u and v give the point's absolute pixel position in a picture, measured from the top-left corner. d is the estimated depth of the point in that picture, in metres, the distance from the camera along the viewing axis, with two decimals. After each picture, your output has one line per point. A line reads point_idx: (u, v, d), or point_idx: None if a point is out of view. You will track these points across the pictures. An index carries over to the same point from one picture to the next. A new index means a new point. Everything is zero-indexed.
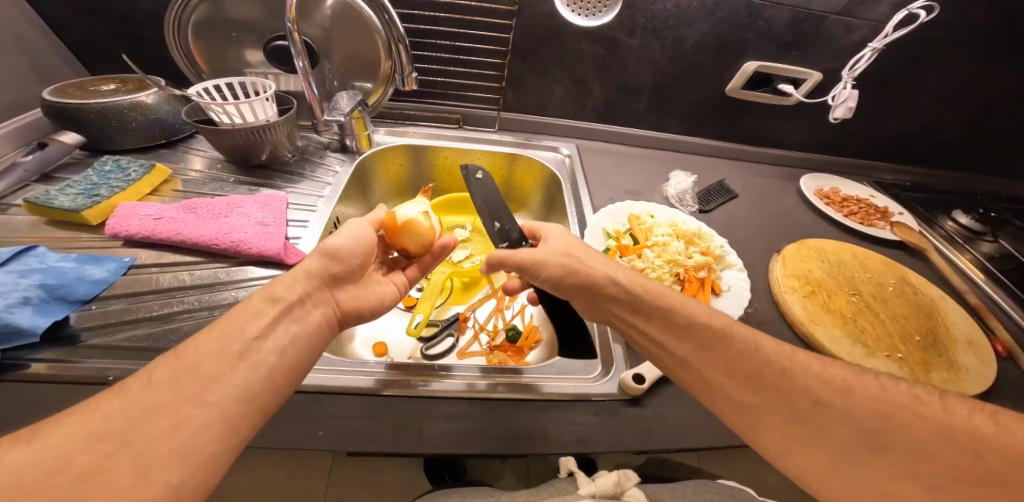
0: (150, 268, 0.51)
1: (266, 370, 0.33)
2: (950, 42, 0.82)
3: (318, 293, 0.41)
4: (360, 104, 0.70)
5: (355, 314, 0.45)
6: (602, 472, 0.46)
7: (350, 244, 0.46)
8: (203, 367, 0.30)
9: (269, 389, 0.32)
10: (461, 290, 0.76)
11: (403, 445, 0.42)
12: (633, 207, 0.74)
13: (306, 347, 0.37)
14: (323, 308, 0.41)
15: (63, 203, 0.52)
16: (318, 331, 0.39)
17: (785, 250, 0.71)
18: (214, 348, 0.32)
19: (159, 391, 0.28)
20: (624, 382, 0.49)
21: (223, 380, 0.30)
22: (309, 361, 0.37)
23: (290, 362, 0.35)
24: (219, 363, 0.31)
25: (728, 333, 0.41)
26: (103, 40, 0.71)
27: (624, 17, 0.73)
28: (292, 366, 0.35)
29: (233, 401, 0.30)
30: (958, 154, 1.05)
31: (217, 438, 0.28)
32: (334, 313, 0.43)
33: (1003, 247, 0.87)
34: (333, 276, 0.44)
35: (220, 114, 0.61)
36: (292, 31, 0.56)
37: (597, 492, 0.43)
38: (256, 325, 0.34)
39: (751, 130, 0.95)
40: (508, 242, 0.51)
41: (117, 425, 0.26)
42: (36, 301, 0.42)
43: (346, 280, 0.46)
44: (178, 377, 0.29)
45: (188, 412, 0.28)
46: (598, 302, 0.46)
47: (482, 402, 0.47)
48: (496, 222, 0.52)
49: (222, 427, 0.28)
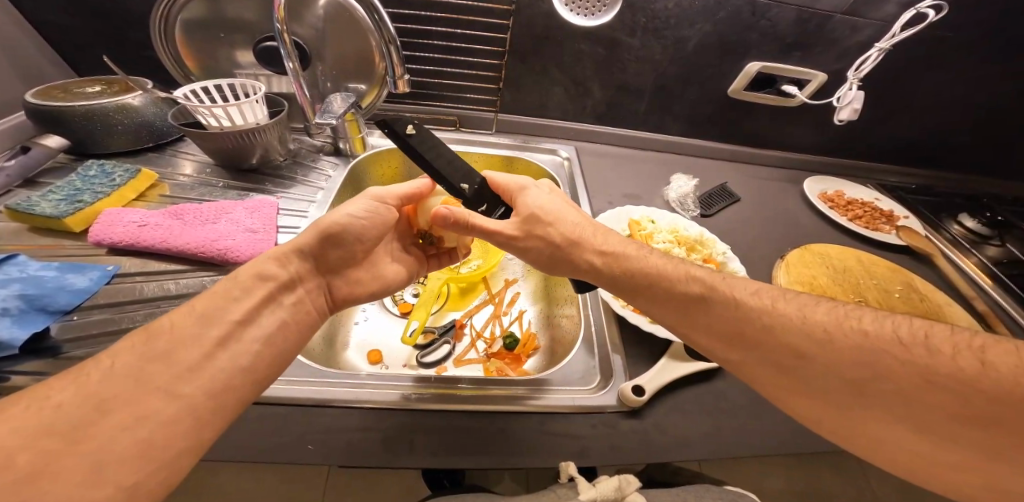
0: (134, 276, 0.49)
1: (246, 362, 0.34)
2: (959, 42, 0.80)
3: (310, 277, 0.43)
4: (353, 106, 0.67)
5: (347, 300, 0.47)
6: (599, 475, 0.42)
7: (358, 225, 0.46)
8: (174, 355, 0.30)
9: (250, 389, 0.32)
10: (458, 295, 0.74)
11: (394, 459, 0.40)
12: (632, 211, 0.71)
13: None
14: (316, 296, 0.43)
15: (45, 209, 0.51)
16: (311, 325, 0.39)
17: (790, 257, 0.69)
18: (173, 337, 0.31)
19: (128, 384, 0.28)
20: (624, 395, 0.47)
21: (200, 373, 0.31)
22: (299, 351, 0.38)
23: (268, 358, 0.35)
24: (193, 356, 0.31)
25: (729, 313, 0.40)
26: (82, 37, 0.69)
27: (624, 17, 0.71)
28: (269, 364, 0.35)
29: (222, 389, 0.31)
30: (962, 155, 1.03)
31: (186, 436, 0.28)
32: (326, 301, 0.44)
33: (1010, 251, 0.84)
34: (320, 257, 0.44)
35: (207, 117, 0.58)
36: (280, 31, 0.54)
37: (598, 497, 0.38)
38: (200, 329, 0.33)
39: (754, 131, 0.93)
40: (485, 204, 0.50)
41: (70, 423, 0.25)
42: (15, 312, 0.41)
43: (345, 265, 0.47)
44: (157, 368, 0.29)
45: (165, 400, 0.28)
46: (599, 271, 0.45)
47: (474, 414, 0.45)
48: (462, 183, 0.49)
49: (191, 422, 0.29)
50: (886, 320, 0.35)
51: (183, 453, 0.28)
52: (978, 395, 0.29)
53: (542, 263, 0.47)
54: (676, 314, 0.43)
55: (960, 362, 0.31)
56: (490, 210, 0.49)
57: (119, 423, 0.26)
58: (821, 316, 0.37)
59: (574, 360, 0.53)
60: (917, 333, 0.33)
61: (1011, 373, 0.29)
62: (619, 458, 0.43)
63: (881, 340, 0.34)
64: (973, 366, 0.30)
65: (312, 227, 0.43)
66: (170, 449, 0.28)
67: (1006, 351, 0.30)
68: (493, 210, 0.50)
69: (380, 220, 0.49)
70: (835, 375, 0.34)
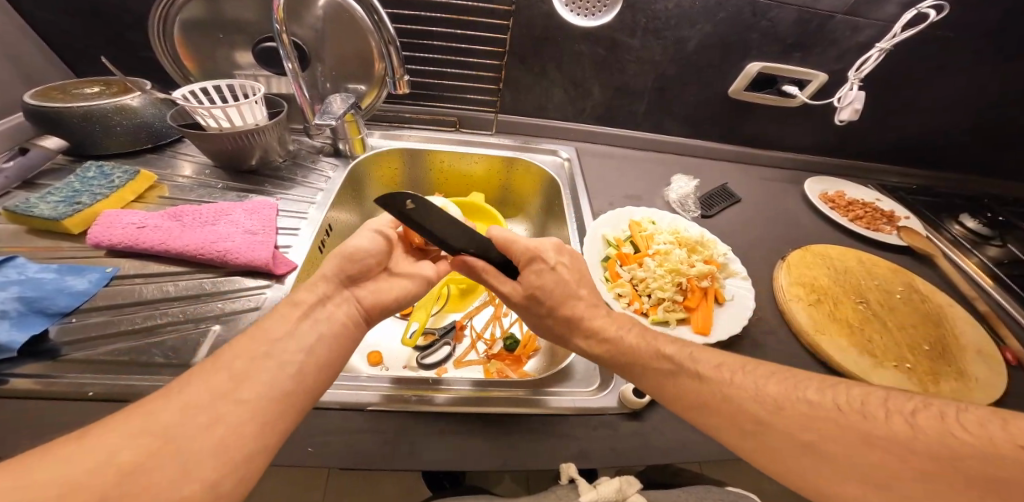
0: (133, 278, 0.49)
1: (294, 369, 0.33)
2: (960, 42, 0.79)
3: (337, 292, 0.41)
4: (353, 107, 0.67)
5: (380, 309, 0.43)
6: (600, 476, 0.42)
7: (370, 244, 0.45)
8: (232, 366, 0.31)
9: (298, 393, 0.32)
10: (458, 296, 0.73)
11: (393, 461, 0.40)
12: (634, 213, 0.71)
13: (335, 345, 0.37)
14: (346, 306, 0.40)
15: (44, 211, 0.50)
16: (347, 329, 0.39)
17: (790, 257, 0.69)
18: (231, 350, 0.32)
19: (195, 394, 0.29)
20: (624, 396, 0.47)
21: (258, 379, 0.31)
22: (342, 360, 0.37)
23: (318, 363, 0.35)
24: (251, 365, 0.32)
25: None
26: (80, 38, 0.69)
27: (624, 17, 0.71)
28: (320, 370, 0.34)
29: (268, 397, 0.30)
30: (962, 156, 1.03)
31: (254, 438, 0.28)
32: (358, 311, 0.41)
33: (1011, 251, 0.84)
34: (350, 276, 0.42)
35: (206, 118, 0.58)
36: (280, 32, 0.54)
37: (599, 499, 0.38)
38: None
39: (754, 132, 0.93)
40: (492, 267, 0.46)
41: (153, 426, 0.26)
42: (14, 314, 0.41)
43: (366, 277, 0.44)
44: (202, 377, 0.30)
45: (232, 405, 0.29)
46: None
47: (474, 416, 0.45)
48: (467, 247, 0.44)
49: (256, 427, 0.29)
50: (825, 389, 0.35)
51: (253, 455, 0.28)
52: (916, 458, 0.29)
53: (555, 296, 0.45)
54: (625, 371, 0.42)
55: (887, 425, 0.31)
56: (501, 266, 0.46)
57: (181, 424, 0.27)
58: (773, 387, 0.36)
59: (575, 361, 0.53)
60: (853, 401, 0.34)
61: (938, 437, 0.29)
62: (620, 460, 0.43)
63: (824, 410, 0.34)
64: (911, 427, 0.30)
65: (331, 255, 0.42)
66: (242, 451, 0.28)
67: (932, 415, 0.31)
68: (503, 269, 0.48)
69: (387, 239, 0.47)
70: (790, 439, 0.33)
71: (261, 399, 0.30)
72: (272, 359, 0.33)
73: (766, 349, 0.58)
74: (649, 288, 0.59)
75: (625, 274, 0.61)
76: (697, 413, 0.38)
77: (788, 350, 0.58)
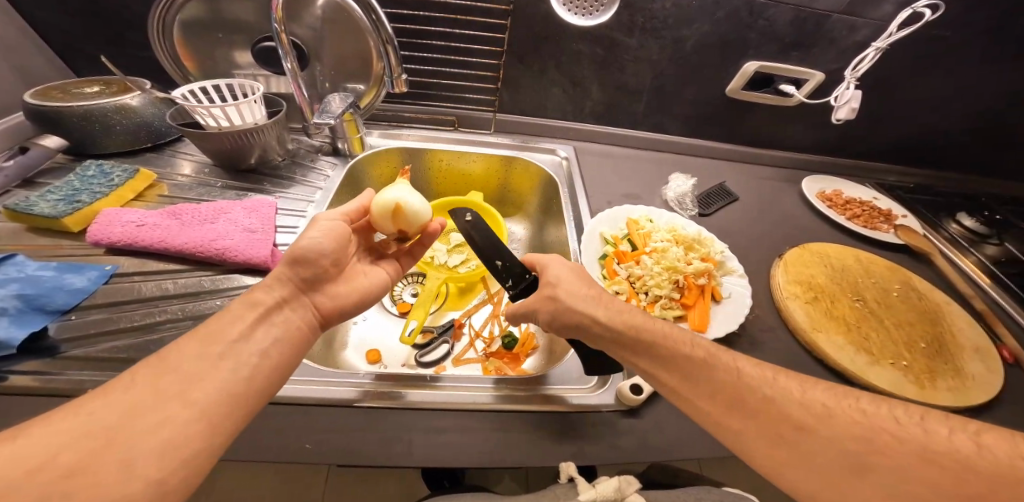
0: (132, 276, 0.49)
1: (247, 372, 0.34)
2: (956, 41, 0.80)
3: (295, 296, 0.42)
4: (352, 106, 0.68)
5: (337, 312, 0.46)
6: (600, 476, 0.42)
7: (321, 242, 0.44)
8: (180, 366, 0.31)
9: (250, 394, 0.33)
10: (456, 295, 0.74)
11: (390, 458, 0.40)
12: (632, 211, 0.72)
13: (287, 348, 0.38)
14: (302, 311, 0.42)
15: (44, 209, 0.51)
16: (301, 334, 0.40)
17: (786, 255, 0.70)
18: (180, 351, 0.32)
19: (137, 394, 0.29)
20: (621, 393, 0.47)
21: (207, 379, 0.31)
22: (293, 361, 0.38)
23: (270, 364, 0.35)
24: (199, 364, 0.32)
25: None
26: (80, 38, 0.69)
27: (622, 17, 0.71)
28: (271, 370, 0.35)
29: (218, 398, 0.31)
30: (960, 155, 1.03)
31: (201, 437, 0.29)
32: (314, 316, 0.43)
33: (1008, 250, 0.85)
34: (305, 279, 0.43)
35: (205, 117, 0.58)
36: (279, 31, 0.54)
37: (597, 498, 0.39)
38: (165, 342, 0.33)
39: (752, 131, 0.93)
40: (512, 278, 0.51)
41: (100, 426, 0.27)
42: (13, 311, 0.41)
43: (325, 280, 0.45)
44: (150, 377, 0.30)
45: (178, 405, 0.29)
46: None
47: (472, 413, 0.45)
48: (497, 259, 0.52)
49: (204, 425, 0.29)
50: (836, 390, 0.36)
51: (199, 453, 0.29)
52: (948, 476, 0.29)
53: (554, 324, 0.46)
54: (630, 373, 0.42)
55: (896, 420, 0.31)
56: (517, 284, 0.51)
57: (128, 424, 0.27)
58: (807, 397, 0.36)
59: (573, 360, 0.53)
60: (906, 413, 0.33)
61: (996, 454, 0.28)
62: (619, 458, 0.43)
63: (861, 420, 0.33)
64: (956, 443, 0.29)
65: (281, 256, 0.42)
66: (186, 450, 0.28)
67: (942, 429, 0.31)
68: (518, 285, 0.51)
69: (340, 235, 0.46)
70: (821, 449, 0.33)
71: (211, 399, 0.31)
72: (224, 360, 0.33)
73: (764, 346, 0.58)
74: (646, 286, 0.60)
75: (622, 271, 0.61)
76: (698, 411, 0.38)
77: (786, 348, 0.58)
